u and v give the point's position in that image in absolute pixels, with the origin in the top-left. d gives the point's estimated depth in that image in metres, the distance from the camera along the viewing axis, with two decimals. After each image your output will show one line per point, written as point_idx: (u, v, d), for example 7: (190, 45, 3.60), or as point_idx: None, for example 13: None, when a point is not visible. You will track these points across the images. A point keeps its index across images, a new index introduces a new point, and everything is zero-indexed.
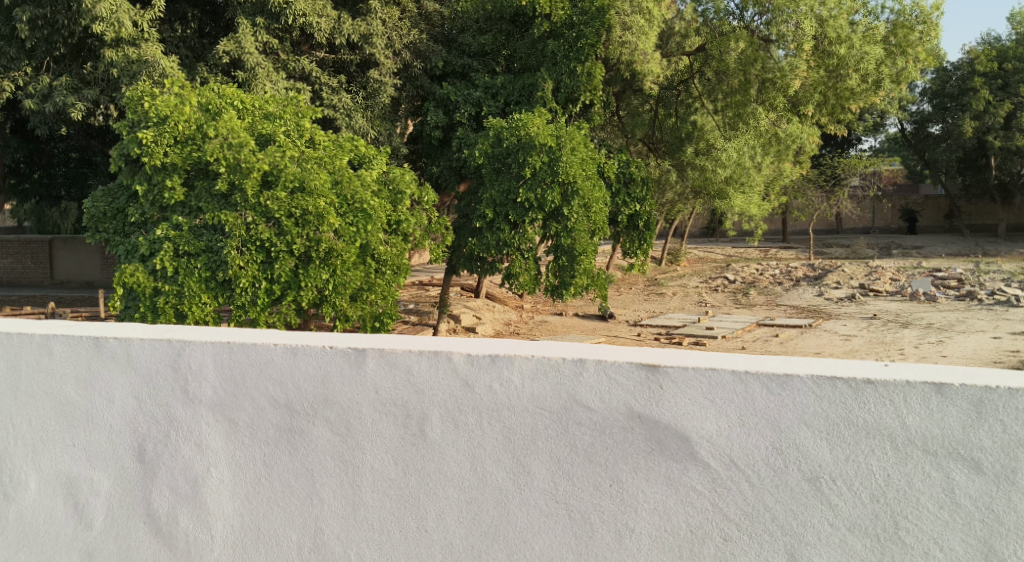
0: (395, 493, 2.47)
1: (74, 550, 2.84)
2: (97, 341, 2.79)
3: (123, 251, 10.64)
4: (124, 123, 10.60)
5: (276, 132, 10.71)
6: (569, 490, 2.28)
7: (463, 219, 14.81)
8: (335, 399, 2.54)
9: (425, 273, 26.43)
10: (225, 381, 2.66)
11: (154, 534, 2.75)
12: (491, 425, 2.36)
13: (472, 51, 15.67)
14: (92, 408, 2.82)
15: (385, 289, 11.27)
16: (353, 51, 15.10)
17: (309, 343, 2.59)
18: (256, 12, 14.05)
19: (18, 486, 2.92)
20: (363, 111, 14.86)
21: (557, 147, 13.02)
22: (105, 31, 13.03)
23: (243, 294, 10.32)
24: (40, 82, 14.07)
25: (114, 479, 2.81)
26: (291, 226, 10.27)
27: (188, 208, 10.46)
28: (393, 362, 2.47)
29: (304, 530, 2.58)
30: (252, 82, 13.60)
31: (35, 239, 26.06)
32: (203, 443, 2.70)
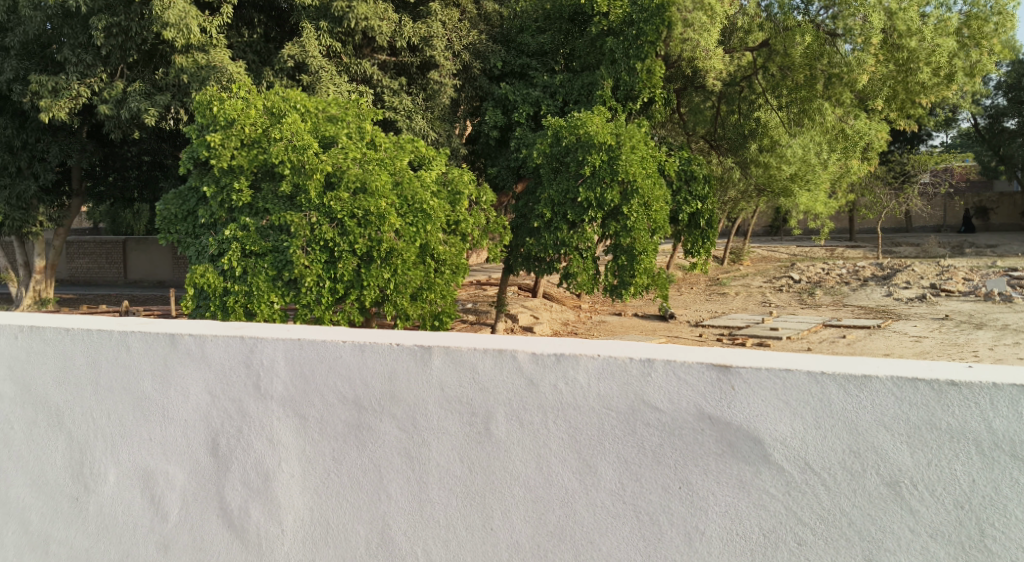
0: (461, 491, 2.48)
1: (151, 541, 2.93)
2: (172, 338, 2.87)
3: (193, 252, 10.92)
4: (194, 127, 10.88)
5: (339, 133, 10.87)
6: (637, 492, 2.25)
7: (521, 219, 14.82)
8: (401, 395, 2.56)
9: (484, 273, 26.52)
10: (295, 377, 2.71)
11: (227, 527, 2.81)
12: (557, 424, 2.35)
13: (531, 50, 15.66)
14: (167, 403, 2.90)
15: (444, 289, 11.34)
16: (414, 53, 15.38)
17: (377, 340, 2.61)
18: (320, 16, 14.35)
19: (99, 478, 3.02)
20: (423, 113, 15.07)
21: (616, 145, 12.90)
22: (175, 38, 13.41)
23: (307, 293, 10.48)
24: (114, 88, 14.56)
25: (189, 473, 2.88)
26: (353, 226, 10.43)
27: (255, 210, 10.69)
28: (458, 361, 2.48)
29: (372, 526, 2.61)
30: (315, 86, 13.85)
31: (110, 240, 27.04)
32: (274, 439, 2.75)
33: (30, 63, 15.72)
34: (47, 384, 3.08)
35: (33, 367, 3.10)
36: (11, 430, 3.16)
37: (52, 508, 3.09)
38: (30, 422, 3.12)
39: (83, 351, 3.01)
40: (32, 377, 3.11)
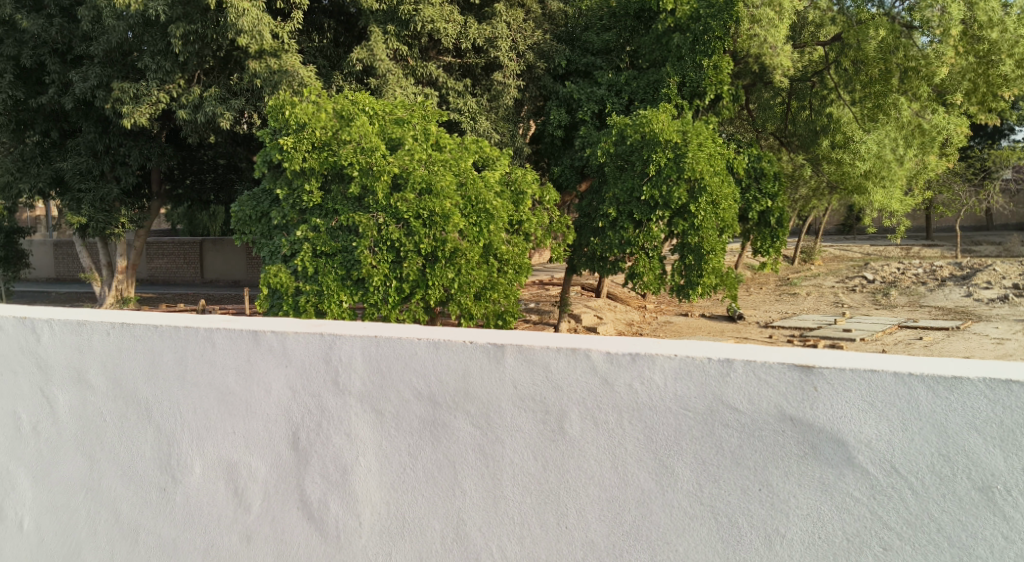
0: (535, 489, 2.49)
1: (234, 532, 3.02)
2: (255, 335, 2.95)
3: (267, 252, 11.20)
4: (266, 131, 11.14)
5: (405, 135, 11.01)
6: (716, 493, 2.23)
7: (585, 218, 14.80)
8: (475, 393, 2.59)
9: (548, 273, 26.50)
10: (372, 372, 2.76)
11: (307, 519, 2.89)
12: (632, 425, 2.34)
13: (595, 48, 15.62)
14: (250, 397, 2.99)
15: (507, 288, 11.37)
16: (478, 55, 15.49)
17: (451, 338, 2.65)
18: (388, 20, 14.55)
19: (185, 469, 3.13)
20: (487, 113, 15.23)
21: (683, 143, 12.67)
22: (249, 44, 13.79)
23: (374, 292, 10.64)
24: (191, 94, 15.05)
25: (271, 467, 2.97)
26: (419, 226, 10.54)
27: (325, 210, 10.92)
28: (531, 359, 2.49)
29: (447, 521, 2.64)
30: (383, 89, 14.08)
31: (187, 241, 27.94)
32: (352, 433, 2.81)
33: (112, 70, 16.32)
34: (136, 378, 3.21)
35: (123, 362, 3.24)
36: (103, 422, 3.30)
37: (142, 497, 3.22)
38: (121, 415, 3.26)
39: (170, 347, 3.13)
40: (122, 372, 3.24)
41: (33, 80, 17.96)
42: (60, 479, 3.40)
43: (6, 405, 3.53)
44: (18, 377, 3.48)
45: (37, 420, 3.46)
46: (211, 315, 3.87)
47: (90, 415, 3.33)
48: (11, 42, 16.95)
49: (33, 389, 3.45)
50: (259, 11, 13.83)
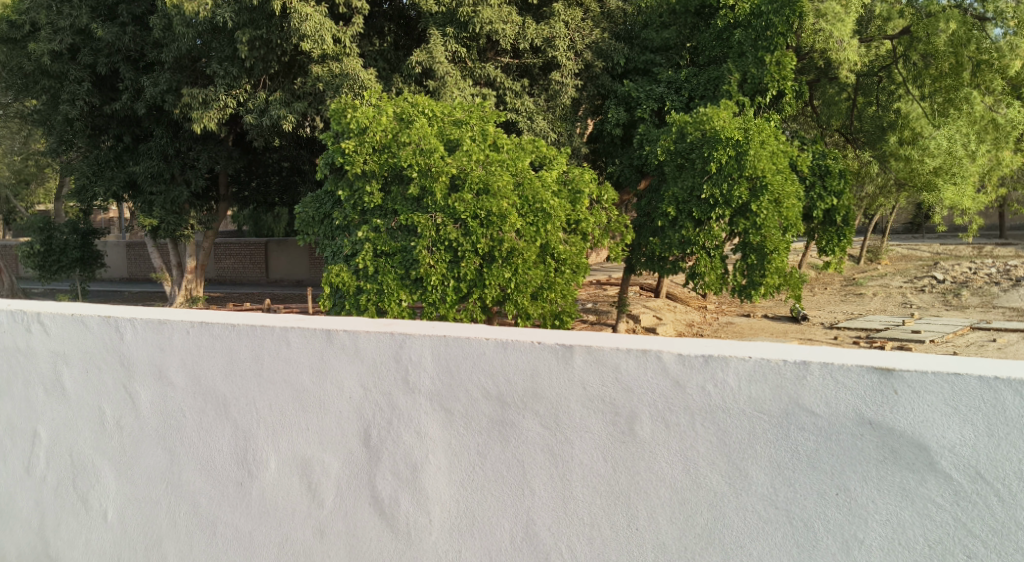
0: (606, 490, 2.48)
1: (309, 526, 3.11)
2: (329, 334, 3.02)
3: (330, 252, 11.42)
4: (329, 134, 11.37)
5: (463, 136, 11.10)
6: (791, 497, 2.21)
7: (644, 217, 14.69)
8: (543, 393, 2.60)
9: (605, 273, 26.38)
10: (441, 372, 2.80)
11: (379, 516, 2.94)
12: (705, 427, 2.32)
13: (655, 45, 15.52)
14: (323, 395, 3.06)
15: (564, 288, 11.36)
16: (536, 54, 15.51)
17: (520, 337, 2.66)
18: (447, 22, 14.68)
19: (261, 465, 3.23)
20: (544, 113, 15.26)
21: (744, 141, 12.48)
22: (312, 49, 14.08)
23: (432, 291, 10.72)
24: (257, 98, 15.44)
25: (343, 462, 3.03)
26: (476, 226, 10.60)
27: (385, 211, 11.08)
28: (600, 360, 2.49)
29: (516, 520, 2.66)
30: (441, 91, 14.19)
31: (253, 242, 28.61)
32: (422, 432, 2.85)
33: (181, 76, 16.84)
34: (215, 375, 3.31)
35: (203, 360, 3.34)
36: (181, 417, 3.42)
37: (220, 491, 3.33)
38: (200, 411, 3.37)
39: (247, 345, 3.22)
40: (201, 369, 3.35)
41: (107, 87, 18.66)
42: (142, 471, 3.55)
43: (90, 399, 3.68)
44: (102, 373, 3.62)
45: (121, 415, 3.60)
46: (279, 312, 3.98)
47: (171, 412, 3.45)
48: (88, 51, 17.66)
49: (117, 385, 3.59)
50: (321, 16, 14.10)
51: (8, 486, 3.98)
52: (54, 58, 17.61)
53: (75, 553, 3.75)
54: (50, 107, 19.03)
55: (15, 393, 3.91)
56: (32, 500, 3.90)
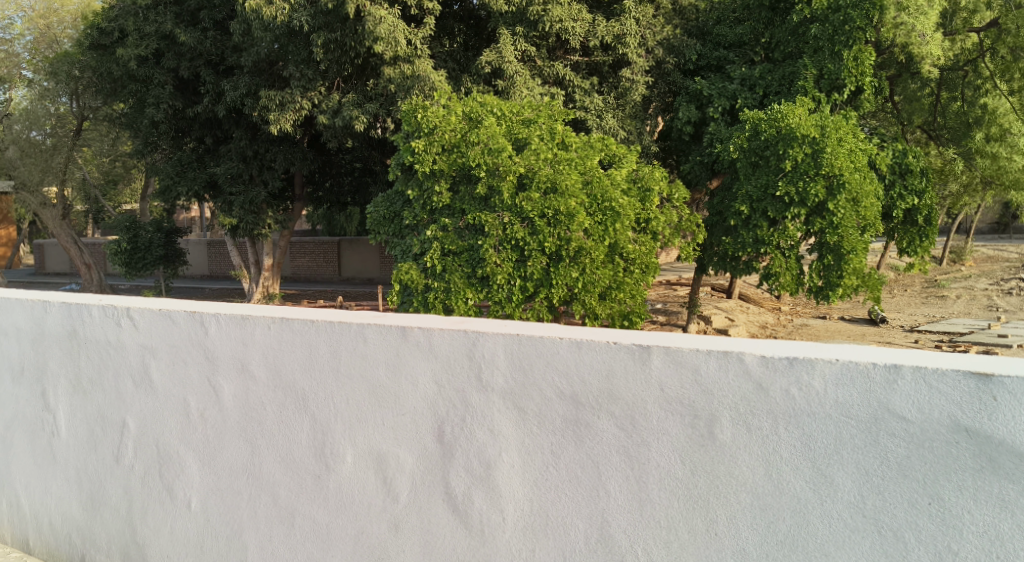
0: (684, 493, 2.43)
1: (384, 521, 3.14)
2: (404, 331, 3.05)
3: (399, 251, 11.60)
4: (400, 135, 11.58)
5: (531, 135, 11.09)
6: (881, 506, 2.13)
7: (716, 216, 14.48)
8: (619, 393, 2.56)
9: (676, 272, 26.04)
10: (515, 370, 2.78)
11: (452, 512, 2.95)
12: (789, 431, 2.26)
13: (728, 41, 15.25)
14: (399, 391, 3.09)
15: (634, 288, 11.25)
16: (606, 52, 15.41)
17: (595, 337, 2.63)
18: (516, 22, 14.63)
19: (338, 459, 3.28)
20: (614, 111, 15.18)
21: (820, 138, 12.17)
22: (385, 50, 14.30)
23: (499, 290, 10.75)
24: (331, 100, 15.79)
25: (418, 458, 3.06)
26: (543, 225, 10.57)
27: (453, 210, 11.17)
28: (678, 361, 2.43)
29: (591, 521, 2.63)
30: (510, 90, 14.23)
31: (326, 240, 29.19)
32: (495, 429, 2.85)
33: (260, 79, 17.30)
34: (295, 370, 3.38)
35: (283, 355, 3.42)
36: (263, 411, 3.51)
37: (298, 483, 3.40)
38: (280, 404, 3.45)
39: (326, 342, 3.28)
40: (281, 363, 3.43)
41: (190, 91, 19.31)
42: (224, 463, 3.65)
43: (176, 392, 3.80)
44: (188, 366, 3.74)
45: (205, 407, 3.71)
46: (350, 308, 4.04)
47: (252, 405, 3.54)
48: (172, 56, 18.32)
49: (202, 378, 3.70)
50: (394, 18, 14.33)
51: (98, 474, 4.16)
52: (140, 62, 18.31)
53: (161, 541, 3.90)
54: (137, 110, 19.81)
55: (106, 385, 4.07)
56: (120, 488, 4.06)
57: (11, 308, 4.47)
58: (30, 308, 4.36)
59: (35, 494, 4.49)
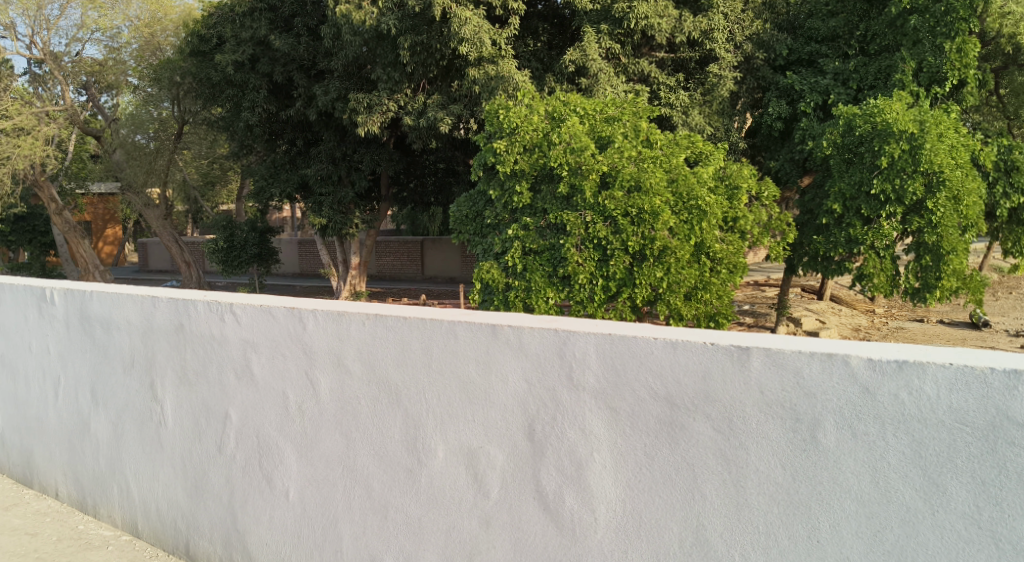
0: (784, 499, 2.35)
1: (475, 516, 3.17)
2: (495, 329, 3.07)
3: (481, 250, 11.77)
4: (483, 136, 11.72)
5: (615, 133, 10.99)
6: (998, 517, 2.04)
7: (808, 215, 14.14)
8: (716, 395, 2.49)
9: (764, 273, 25.40)
10: (607, 370, 2.74)
11: (543, 510, 2.95)
12: (898, 437, 2.17)
13: (821, 35, 14.79)
14: (489, 388, 3.11)
15: (720, 289, 11.04)
16: (693, 48, 15.36)
17: (690, 337, 2.57)
18: (601, 18, 14.67)
19: (429, 453, 3.33)
20: (700, 107, 14.95)
21: (920, 133, 11.60)
22: (470, 51, 14.46)
23: (580, 290, 10.69)
24: (417, 101, 16.09)
25: (509, 454, 3.06)
26: (627, 224, 10.47)
27: (535, 210, 11.19)
28: (780, 363, 2.36)
29: (685, 524, 2.56)
30: (595, 88, 14.19)
31: (411, 239, 29.65)
32: (587, 429, 2.81)
33: (349, 83, 17.66)
34: (387, 365, 3.46)
35: (376, 350, 3.49)
36: (357, 405, 3.59)
37: (391, 476, 3.47)
38: (374, 398, 3.52)
39: (418, 338, 3.33)
40: (375, 358, 3.50)
41: (283, 95, 19.92)
42: (320, 455, 3.76)
43: (275, 385, 3.93)
44: (286, 360, 3.86)
45: (302, 400, 3.82)
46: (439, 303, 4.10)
47: (348, 398, 3.63)
48: (266, 61, 18.94)
49: (300, 372, 3.81)
50: (479, 19, 14.45)
51: (202, 462, 4.34)
52: (236, 68, 18.99)
53: (261, 528, 4.05)
54: (233, 115, 20.54)
55: (210, 378, 4.25)
56: (223, 476, 4.23)
57: (122, 302, 4.70)
58: (141, 303, 4.58)
59: (143, 481, 4.73)
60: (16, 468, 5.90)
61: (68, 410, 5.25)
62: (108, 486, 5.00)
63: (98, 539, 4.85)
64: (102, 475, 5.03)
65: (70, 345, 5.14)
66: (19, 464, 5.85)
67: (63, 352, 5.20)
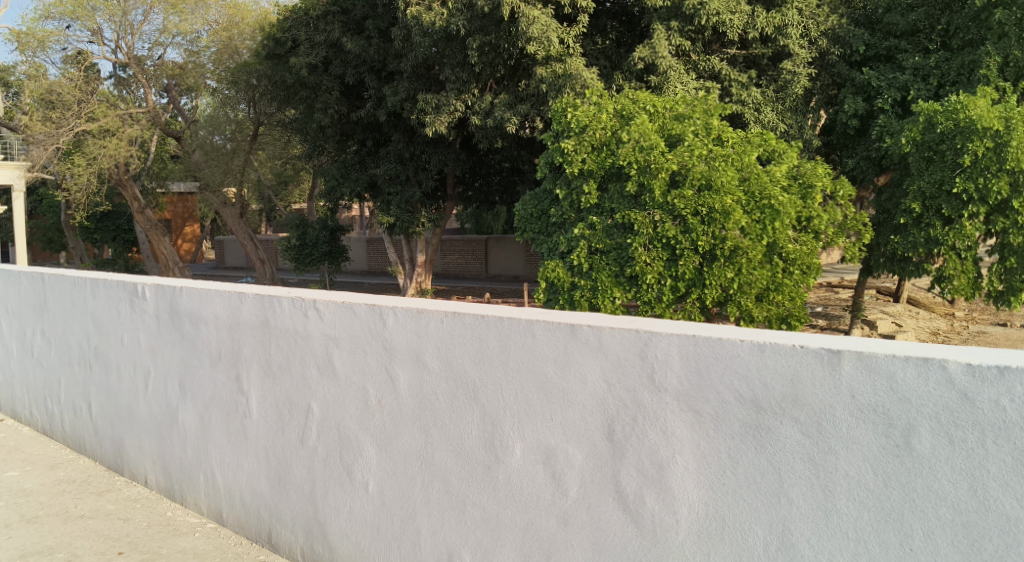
0: (875, 505, 2.30)
1: (553, 514, 3.18)
2: (573, 329, 3.07)
3: (546, 249, 11.83)
4: (550, 134, 11.74)
5: (685, 131, 10.89)
6: None
7: (884, 214, 13.80)
8: (805, 400, 2.44)
9: (837, 274, 24.77)
10: (690, 371, 2.72)
11: (623, 510, 2.93)
12: (999, 446, 2.10)
13: (900, 30, 14.28)
14: (568, 387, 3.11)
15: (793, 290, 10.83)
16: (766, 44, 15.04)
17: (777, 340, 2.53)
18: (671, 16, 14.52)
19: (507, 450, 3.36)
20: (773, 104, 14.69)
21: (1005, 130, 11.09)
22: (537, 50, 14.51)
23: (648, 290, 10.63)
24: (484, 101, 16.17)
25: (587, 454, 3.06)
26: (697, 224, 10.34)
27: (602, 209, 11.15)
28: (872, 367, 2.30)
29: (770, 528, 2.52)
30: (664, 85, 14.05)
31: (476, 238, 29.86)
32: (669, 431, 2.79)
33: (418, 84, 17.81)
34: (465, 362, 3.50)
35: (455, 348, 3.54)
36: (435, 401, 3.65)
37: (469, 472, 3.52)
38: (452, 395, 3.57)
39: (496, 336, 3.37)
40: (453, 355, 3.55)
41: (354, 96, 20.31)
42: (400, 449, 3.83)
43: (356, 380, 4.03)
44: (367, 356, 3.95)
45: (382, 395, 3.90)
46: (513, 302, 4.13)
47: (426, 394, 3.69)
48: (338, 63, 19.33)
49: (379, 367, 3.90)
50: (547, 18, 14.49)
51: (285, 454, 4.47)
52: (310, 70, 19.47)
53: (341, 519, 4.16)
54: (306, 116, 21.05)
55: (293, 371, 4.37)
56: (304, 467, 4.35)
57: (210, 298, 4.88)
58: (227, 298, 4.74)
59: (228, 470, 4.90)
60: (107, 455, 6.17)
61: (157, 401, 5.47)
62: (194, 474, 5.19)
63: (185, 525, 5.05)
64: (189, 464, 5.22)
65: (159, 338, 5.35)
66: (111, 451, 6.12)
67: (153, 345, 5.43)
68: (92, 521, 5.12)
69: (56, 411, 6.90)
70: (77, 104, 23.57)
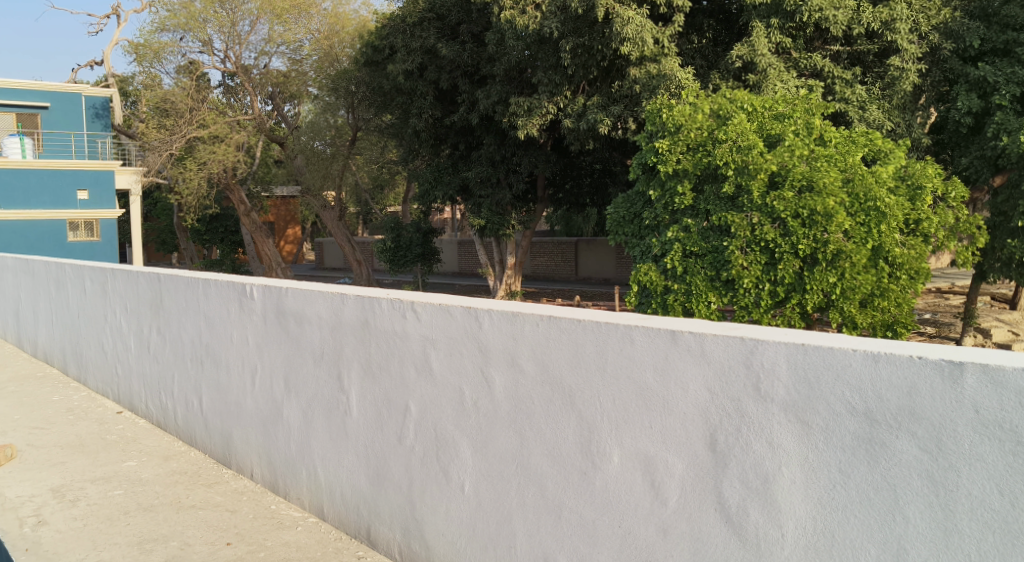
0: (1000, 527, 2.17)
1: (651, 523, 3.12)
2: (674, 334, 3.01)
3: (639, 251, 11.71)
4: (645, 135, 11.68)
5: (785, 131, 10.54)
6: None
7: (1000, 216, 13.12)
8: (924, 413, 2.32)
9: (949, 280, 23.51)
10: (799, 382, 2.63)
11: (726, 523, 2.85)
12: None
13: (1018, 22, 13.40)
14: (667, 395, 3.05)
15: (900, 296, 10.39)
16: (872, 40, 14.59)
17: (893, 350, 2.41)
18: (771, 13, 14.15)
19: (604, 457, 3.33)
20: (879, 102, 14.12)
21: None
22: (631, 51, 14.36)
23: (745, 295, 10.34)
24: (577, 103, 16.10)
25: (688, 464, 2.99)
26: (797, 226, 9.94)
27: (698, 211, 10.99)
28: (998, 381, 2.16)
29: (885, 547, 2.41)
30: (763, 83, 13.59)
31: (566, 240, 29.84)
32: (775, 442, 2.70)
33: (510, 87, 17.86)
34: (563, 366, 3.49)
35: (552, 351, 3.53)
36: (531, 404, 3.65)
37: (565, 476, 3.50)
38: (549, 399, 3.57)
39: (593, 340, 3.34)
40: (549, 359, 3.55)
41: (448, 101, 20.69)
42: (495, 451, 3.86)
43: (453, 381, 4.07)
44: (463, 357, 3.99)
45: (478, 396, 3.93)
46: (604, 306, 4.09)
47: (521, 397, 3.70)
48: (433, 69, 19.64)
49: (476, 368, 3.93)
50: (642, 18, 14.33)
51: (384, 453, 4.56)
52: (406, 76, 19.93)
53: (437, 519, 4.22)
54: (402, 121, 21.56)
55: (392, 371, 4.45)
56: (402, 466, 4.42)
57: (314, 299, 5.02)
58: (331, 299, 4.87)
59: (330, 465, 5.03)
60: (216, 448, 6.45)
61: (263, 396, 5.67)
62: (297, 469, 5.35)
63: (288, 519, 5.21)
64: (293, 459, 5.39)
65: (266, 336, 5.55)
66: (219, 444, 6.38)
67: (260, 342, 5.63)
68: (201, 512, 5.34)
69: (170, 405, 7.24)
70: (189, 112, 24.92)
